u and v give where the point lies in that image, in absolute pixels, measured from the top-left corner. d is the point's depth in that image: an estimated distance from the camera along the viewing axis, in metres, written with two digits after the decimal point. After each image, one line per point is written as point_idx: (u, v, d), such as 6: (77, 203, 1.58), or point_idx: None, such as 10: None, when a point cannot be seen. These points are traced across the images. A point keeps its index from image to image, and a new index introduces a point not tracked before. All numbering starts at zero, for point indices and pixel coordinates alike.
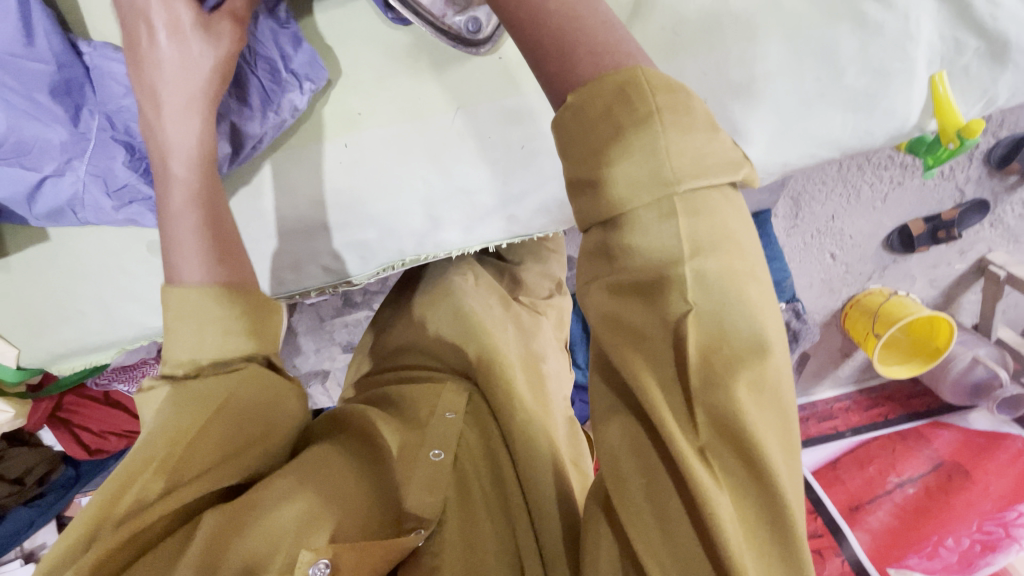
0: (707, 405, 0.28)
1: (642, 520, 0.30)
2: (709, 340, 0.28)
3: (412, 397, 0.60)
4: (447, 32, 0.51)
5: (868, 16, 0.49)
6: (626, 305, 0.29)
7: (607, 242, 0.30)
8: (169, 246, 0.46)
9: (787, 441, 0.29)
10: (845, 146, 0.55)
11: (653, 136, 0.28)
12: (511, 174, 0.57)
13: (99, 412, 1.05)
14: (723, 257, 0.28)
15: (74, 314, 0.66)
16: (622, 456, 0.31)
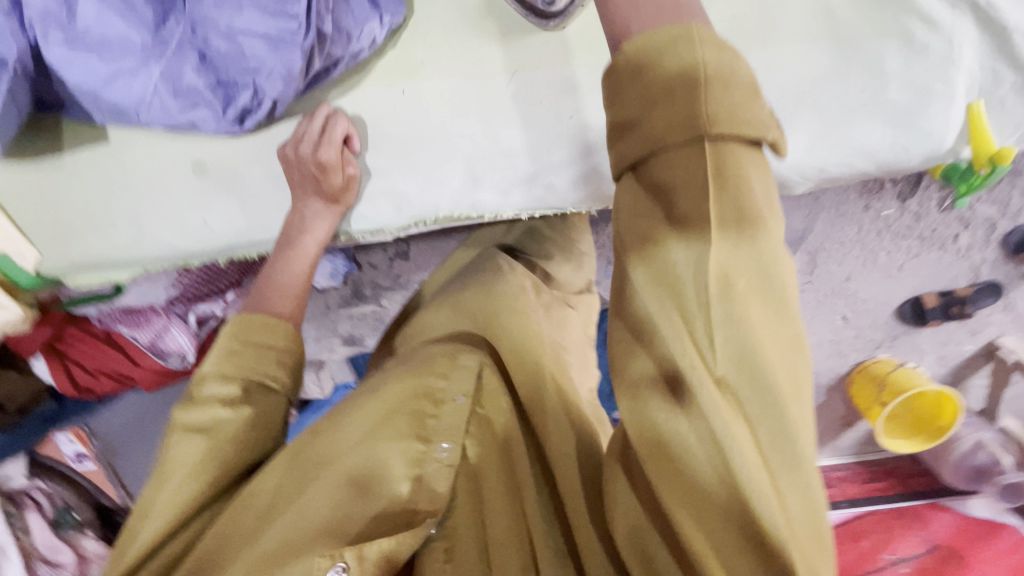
0: (724, 320, 0.31)
1: (660, 443, 0.34)
2: (729, 260, 0.32)
3: (408, 372, 0.55)
4: (523, 2, 0.55)
5: (916, 36, 0.52)
6: (654, 230, 0.34)
7: (645, 178, 0.35)
8: (267, 286, 0.63)
9: (795, 363, 0.33)
10: (881, 160, 0.57)
11: (696, 81, 0.34)
12: (554, 147, 0.59)
13: (96, 350, 1.03)
14: (744, 188, 0.33)
15: (107, 226, 0.68)
16: (643, 391, 0.34)
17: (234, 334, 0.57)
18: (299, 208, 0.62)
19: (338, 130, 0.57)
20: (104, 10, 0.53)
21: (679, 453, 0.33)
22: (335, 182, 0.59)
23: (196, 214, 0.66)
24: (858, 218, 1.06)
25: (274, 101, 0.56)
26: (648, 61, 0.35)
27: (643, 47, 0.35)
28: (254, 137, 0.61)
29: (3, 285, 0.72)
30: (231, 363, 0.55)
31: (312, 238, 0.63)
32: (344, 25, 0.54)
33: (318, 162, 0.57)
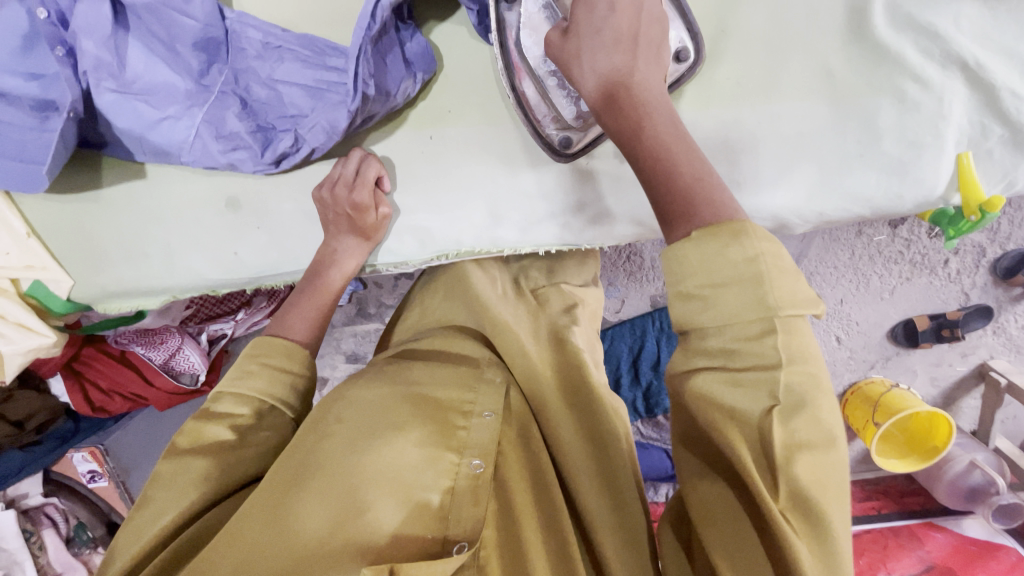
0: (788, 478, 0.36)
1: (732, 556, 0.40)
2: (787, 433, 0.37)
3: (443, 386, 0.59)
4: (542, 138, 0.59)
5: (908, 93, 0.56)
6: (726, 393, 0.38)
7: (710, 344, 0.39)
8: (291, 311, 0.66)
9: (842, 495, 0.38)
10: (876, 205, 0.61)
11: (758, 273, 0.38)
12: (571, 189, 0.63)
13: (111, 370, 1.05)
14: (806, 367, 0.37)
15: (140, 256, 0.70)
16: (716, 509, 0.42)
17: (250, 355, 0.61)
18: (332, 244, 0.66)
19: (370, 173, 0.61)
20: (152, 58, 0.57)
21: (742, 549, 0.40)
22: (369, 220, 0.63)
23: (227, 246, 0.69)
24: (852, 244, 1.13)
25: (313, 149, 0.60)
26: (714, 249, 0.39)
27: (705, 234, 0.40)
28: (288, 175, 0.65)
29: (35, 309, 0.74)
30: (247, 384, 0.59)
31: (340, 272, 0.66)
32: (385, 85, 0.56)
33: (353, 203, 0.61)
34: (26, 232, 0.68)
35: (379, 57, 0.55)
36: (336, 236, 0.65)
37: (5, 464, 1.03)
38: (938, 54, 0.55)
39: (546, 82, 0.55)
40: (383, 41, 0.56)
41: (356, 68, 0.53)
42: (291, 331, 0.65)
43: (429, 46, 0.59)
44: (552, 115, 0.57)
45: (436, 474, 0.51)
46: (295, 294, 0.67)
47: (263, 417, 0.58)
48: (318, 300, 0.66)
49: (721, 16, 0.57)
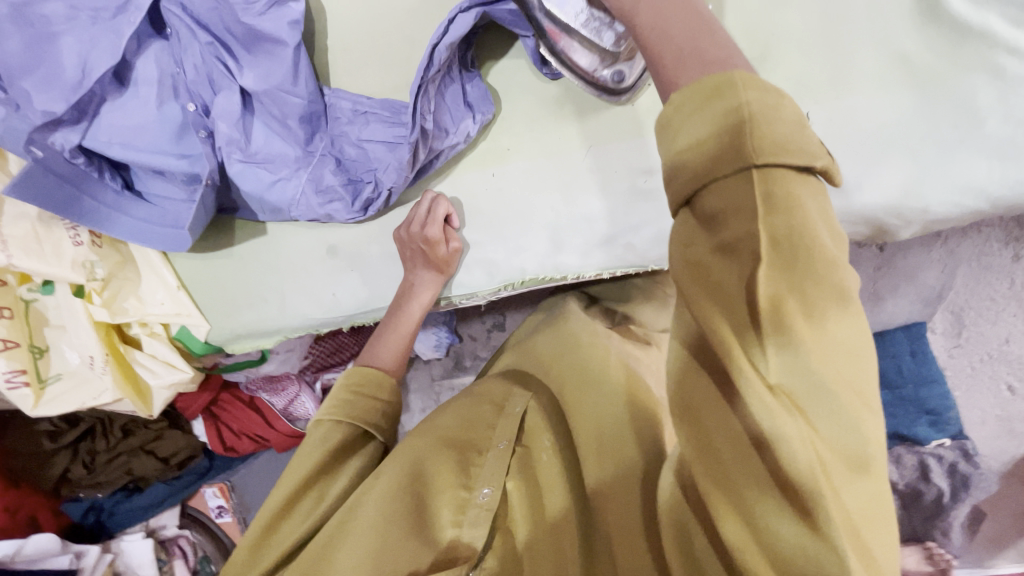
0: (779, 349, 0.30)
1: (722, 459, 0.33)
2: (776, 286, 0.30)
3: (463, 423, 0.61)
4: (595, 83, 0.58)
5: (1006, 68, 0.50)
6: (713, 267, 0.32)
7: (697, 212, 0.34)
8: (376, 343, 0.71)
9: (859, 374, 0.31)
10: (995, 197, 0.53)
11: (740, 116, 0.33)
12: (629, 207, 0.64)
13: (241, 413, 1.20)
14: (793, 214, 0.31)
15: (259, 300, 0.82)
16: (703, 412, 0.34)
17: (340, 385, 0.64)
18: (410, 278, 0.71)
19: (441, 209, 0.67)
20: (271, 134, 0.70)
21: (733, 458, 0.33)
22: (441, 251, 0.68)
23: (326, 287, 0.78)
24: (1010, 272, 0.99)
25: (391, 189, 0.68)
26: (695, 109, 0.35)
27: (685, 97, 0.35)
28: (374, 223, 0.74)
29: (180, 352, 0.90)
30: (341, 411, 0.62)
31: (418, 303, 0.72)
32: (442, 122, 0.65)
33: (426, 238, 0.67)
34: (176, 284, 0.83)
35: (438, 95, 0.64)
36: (412, 270, 0.71)
37: (151, 495, 1.20)
38: None
39: (578, 22, 0.55)
40: (442, 82, 0.64)
41: (416, 103, 0.61)
42: (376, 359, 0.69)
43: (485, 89, 0.66)
44: (599, 56, 0.56)
45: (448, 508, 0.54)
46: (382, 328, 0.72)
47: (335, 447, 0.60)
48: (402, 329, 0.71)
49: (768, 19, 0.55)
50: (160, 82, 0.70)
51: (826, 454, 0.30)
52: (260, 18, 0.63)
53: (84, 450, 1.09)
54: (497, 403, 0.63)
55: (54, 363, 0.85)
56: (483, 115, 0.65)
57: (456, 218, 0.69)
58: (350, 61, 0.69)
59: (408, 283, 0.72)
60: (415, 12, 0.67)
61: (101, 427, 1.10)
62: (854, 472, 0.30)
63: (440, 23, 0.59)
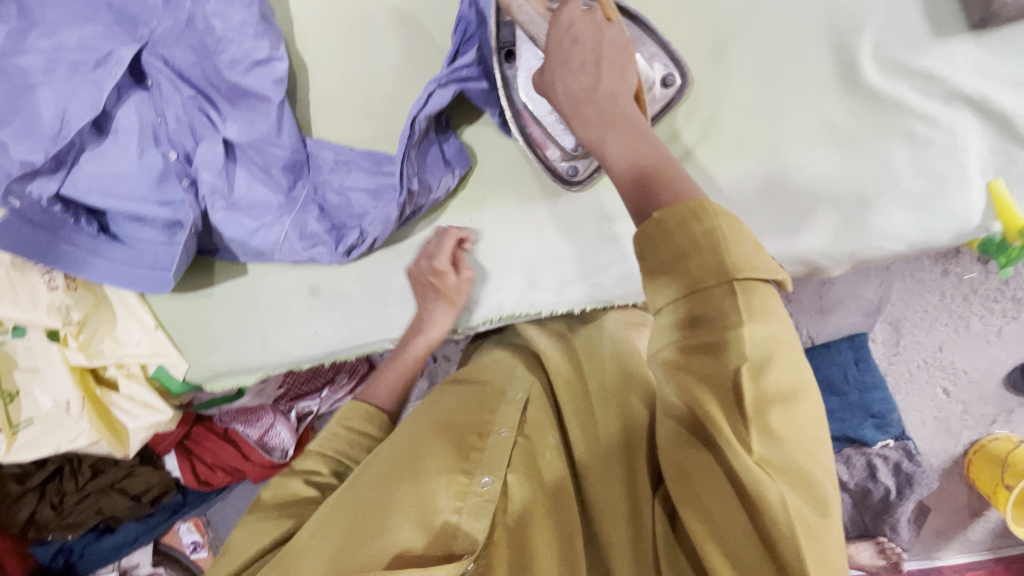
0: (759, 424, 0.36)
1: (704, 505, 0.39)
2: (758, 387, 0.36)
3: (463, 410, 0.56)
4: (553, 172, 0.67)
5: (917, 132, 0.58)
6: (692, 358, 0.38)
7: (681, 315, 0.39)
8: (376, 382, 0.71)
9: (821, 448, 0.37)
10: (912, 241, 0.61)
11: (715, 240, 0.38)
12: (597, 250, 0.70)
13: (216, 446, 1.20)
14: (769, 325, 0.37)
15: (240, 339, 0.84)
16: (693, 474, 0.39)
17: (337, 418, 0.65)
18: (421, 313, 0.72)
19: (450, 242, 0.69)
20: (254, 182, 0.72)
21: (713, 504, 0.38)
22: (448, 283, 0.69)
23: (308, 325, 0.80)
24: (940, 285, 1.10)
25: (375, 238, 0.72)
26: (677, 225, 0.39)
27: (665, 213, 0.40)
28: (358, 264, 0.77)
29: (159, 391, 0.90)
30: (330, 444, 0.62)
31: (424, 341, 0.72)
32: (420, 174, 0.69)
33: (433, 269, 0.69)
34: (154, 325, 0.83)
35: (421, 158, 0.68)
36: (420, 309, 0.72)
37: (123, 534, 1.17)
38: (938, 93, 0.57)
39: (547, 119, 0.64)
40: (424, 145, 0.69)
41: (403, 169, 0.66)
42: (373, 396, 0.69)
43: (462, 148, 0.71)
44: (562, 151, 0.65)
45: (447, 495, 0.48)
46: (386, 366, 0.73)
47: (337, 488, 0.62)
48: (400, 369, 0.72)
49: (713, 85, 0.61)
50: (141, 132, 0.72)
51: (796, 506, 0.35)
52: (244, 76, 0.66)
53: (53, 491, 1.07)
54: (494, 391, 0.59)
55: (26, 408, 0.85)
56: (461, 167, 0.70)
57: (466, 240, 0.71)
58: (331, 112, 0.72)
59: (414, 323, 0.74)
60: (393, 68, 0.70)
61: (72, 468, 1.08)
62: (817, 512, 0.36)
63: (420, 96, 0.65)
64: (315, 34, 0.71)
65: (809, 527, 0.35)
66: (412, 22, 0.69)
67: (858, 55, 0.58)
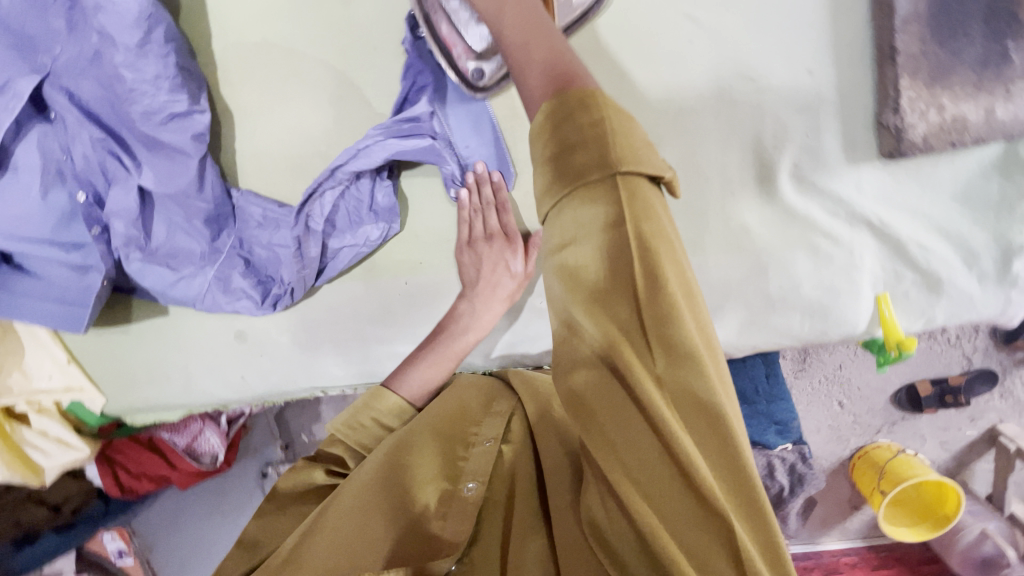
0: (652, 309, 0.31)
1: (609, 438, 0.33)
2: (637, 254, 0.32)
3: (446, 417, 0.56)
4: (456, 70, 0.61)
5: (820, 247, 0.63)
6: (585, 261, 0.33)
7: (567, 216, 0.33)
8: (412, 367, 0.63)
9: (707, 342, 0.33)
10: (805, 338, 0.67)
11: (602, 121, 0.34)
12: (529, 321, 0.73)
13: (141, 455, 1.17)
14: (649, 211, 0.33)
15: (161, 377, 0.81)
16: (597, 407, 0.33)
17: (366, 409, 0.58)
18: (471, 306, 0.67)
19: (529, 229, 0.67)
20: (174, 231, 0.68)
21: (618, 430, 0.33)
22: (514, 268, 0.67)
23: (234, 369, 0.79)
24: None
25: (294, 288, 0.69)
26: (561, 118, 0.34)
27: (557, 103, 0.35)
28: (287, 314, 0.75)
29: (73, 425, 0.87)
30: (356, 437, 0.57)
31: (467, 337, 0.66)
32: (335, 221, 0.69)
33: (504, 240, 0.66)
34: (67, 359, 0.79)
35: (342, 198, 0.67)
36: (472, 296, 0.67)
37: (42, 546, 1.12)
38: (844, 214, 0.62)
39: (453, 6, 0.59)
40: (354, 186, 0.67)
41: (304, 206, 0.66)
42: (405, 388, 0.61)
43: (395, 202, 0.68)
44: (466, 48, 0.60)
45: (433, 493, 0.51)
46: (427, 349, 0.65)
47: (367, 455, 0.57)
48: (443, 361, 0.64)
49: None
50: (43, 168, 0.65)
51: (685, 403, 0.31)
52: (161, 128, 0.62)
53: None
54: (480, 400, 0.60)
55: None
56: (393, 226, 0.68)
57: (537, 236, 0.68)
58: (261, 164, 0.69)
59: (453, 316, 0.68)
60: (328, 127, 0.67)
61: None
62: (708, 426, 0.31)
63: (352, 146, 0.62)
64: (242, 82, 0.66)
65: (719, 448, 0.31)
66: (345, 81, 0.66)
67: (776, 171, 0.61)
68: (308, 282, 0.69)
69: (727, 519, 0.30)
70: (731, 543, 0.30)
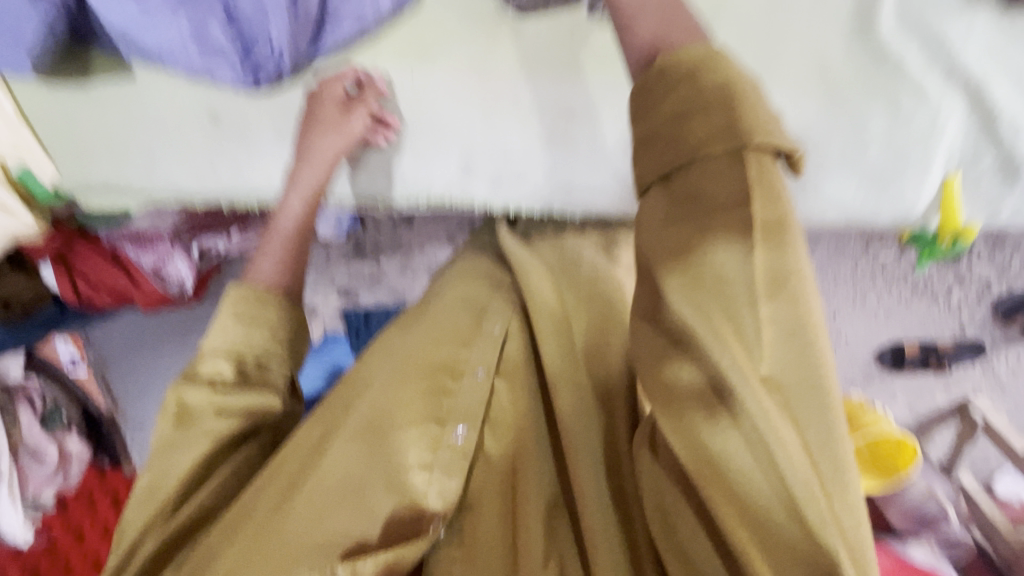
0: (774, 307, 0.34)
1: (694, 432, 0.36)
2: (765, 219, 0.35)
3: (429, 347, 0.56)
4: None
5: (902, 104, 0.53)
6: (689, 233, 0.37)
7: (683, 183, 0.38)
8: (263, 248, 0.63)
9: (805, 347, 0.34)
10: (851, 214, 0.60)
11: (731, 85, 0.38)
12: (549, 148, 0.63)
13: (100, 266, 1.06)
14: (774, 180, 0.36)
15: (120, 155, 0.72)
16: (682, 393, 0.36)
17: (231, 307, 0.57)
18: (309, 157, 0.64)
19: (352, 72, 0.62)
20: None
21: (714, 435, 0.35)
22: (357, 130, 0.63)
23: (201, 159, 0.70)
24: (857, 257, 1.05)
25: (286, 54, 0.60)
26: (678, 78, 0.39)
27: (669, 65, 0.40)
28: (270, 95, 0.65)
29: (19, 195, 0.77)
30: (224, 337, 0.56)
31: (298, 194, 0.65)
32: None
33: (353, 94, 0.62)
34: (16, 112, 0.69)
35: None
36: (307, 143, 0.65)
37: None
38: (941, 64, 0.53)
39: None
40: None
41: None
42: (258, 274, 0.61)
43: None
44: None
45: (417, 451, 0.52)
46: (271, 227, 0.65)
47: (250, 364, 0.56)
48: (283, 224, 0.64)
49: None
50: None
51: (798, 425, 0.34)
52: None
53: None
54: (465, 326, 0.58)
55: None
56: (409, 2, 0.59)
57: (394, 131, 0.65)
58: None
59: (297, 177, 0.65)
60: None
61: None
62: (824, 455, 0.34)
63: None
64: None
65: (825, 466, 0.34)
66: None
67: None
68: (302, 52, 0.61)
69: (822, 524, 0.33)
70: (813, 542, 0.33)
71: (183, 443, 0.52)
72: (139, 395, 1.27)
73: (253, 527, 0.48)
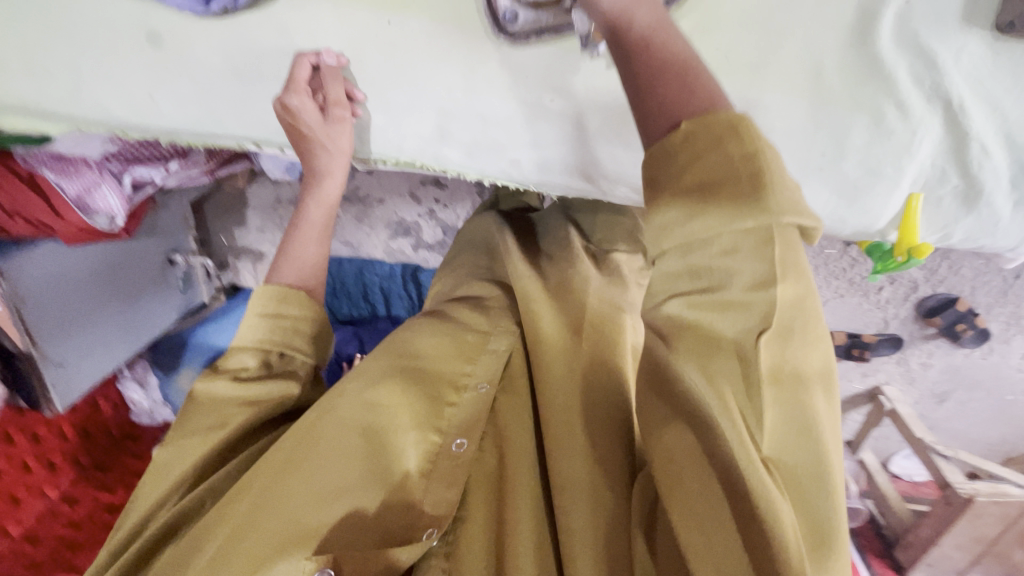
0: (774, 389, 0.38)
1: (690, 503, 0.42)
2: (773, 314, 0.39)
3: (442, 358, 0.61)
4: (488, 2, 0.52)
5: (885, 118, 0.54)
6: (701, 309, 0.41)
7: (689, 258, 0.42)
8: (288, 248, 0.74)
9: (801, 433, 0.39)
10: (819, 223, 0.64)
11: (756, 155, 0.40)
12: (532, 122, 0.59)
13: (16, 191, 0.94)
14: (792, 264, 0.39)
15: (35, 71, 0.61)
16: (677, 463, 0.43)
17: (252, 308, 0.66)
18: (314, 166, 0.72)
19: (303, 70, 0.60)
20: None
21: (698, 507, 0.42)
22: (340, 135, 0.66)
23: (140, 88, 0.62)
24: None
25: None
26: (709, 144, 0.40)
27: (697, 127, 0.41)
28: (221, 23, 0.56)
29: None
30: (251, 335, 0.65)
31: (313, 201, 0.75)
32: None
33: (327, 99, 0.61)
34: None
35: None
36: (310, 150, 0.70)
37: None
38: (927, 84, 0.51)
39: None
40: None
41: None
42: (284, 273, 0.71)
43: None
44: None
45: (417, 452, 0.56)
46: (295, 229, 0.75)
47: (273, 355, 0.65)
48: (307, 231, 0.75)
49: None
50: None
51: (793, 513, 0.39)
52: None
53: None
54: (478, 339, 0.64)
55: None
56: None
57: (360, 103, 0.64)
58: None
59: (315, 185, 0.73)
60: None
61: None
62: (812, 538, 0.39)
63: None
64: None
65: (815, 544, 0.39)
66: None
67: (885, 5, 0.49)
68: None
69: None
70: None
71: (196, 431, 0.59)
72: (82, 348, 1.17)
73: (250, 504, 0.49)
